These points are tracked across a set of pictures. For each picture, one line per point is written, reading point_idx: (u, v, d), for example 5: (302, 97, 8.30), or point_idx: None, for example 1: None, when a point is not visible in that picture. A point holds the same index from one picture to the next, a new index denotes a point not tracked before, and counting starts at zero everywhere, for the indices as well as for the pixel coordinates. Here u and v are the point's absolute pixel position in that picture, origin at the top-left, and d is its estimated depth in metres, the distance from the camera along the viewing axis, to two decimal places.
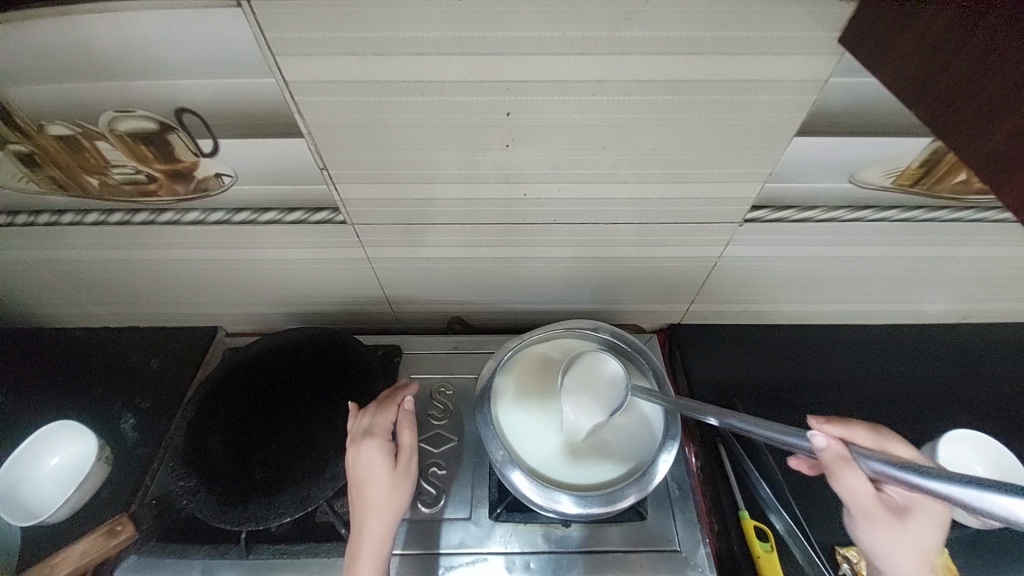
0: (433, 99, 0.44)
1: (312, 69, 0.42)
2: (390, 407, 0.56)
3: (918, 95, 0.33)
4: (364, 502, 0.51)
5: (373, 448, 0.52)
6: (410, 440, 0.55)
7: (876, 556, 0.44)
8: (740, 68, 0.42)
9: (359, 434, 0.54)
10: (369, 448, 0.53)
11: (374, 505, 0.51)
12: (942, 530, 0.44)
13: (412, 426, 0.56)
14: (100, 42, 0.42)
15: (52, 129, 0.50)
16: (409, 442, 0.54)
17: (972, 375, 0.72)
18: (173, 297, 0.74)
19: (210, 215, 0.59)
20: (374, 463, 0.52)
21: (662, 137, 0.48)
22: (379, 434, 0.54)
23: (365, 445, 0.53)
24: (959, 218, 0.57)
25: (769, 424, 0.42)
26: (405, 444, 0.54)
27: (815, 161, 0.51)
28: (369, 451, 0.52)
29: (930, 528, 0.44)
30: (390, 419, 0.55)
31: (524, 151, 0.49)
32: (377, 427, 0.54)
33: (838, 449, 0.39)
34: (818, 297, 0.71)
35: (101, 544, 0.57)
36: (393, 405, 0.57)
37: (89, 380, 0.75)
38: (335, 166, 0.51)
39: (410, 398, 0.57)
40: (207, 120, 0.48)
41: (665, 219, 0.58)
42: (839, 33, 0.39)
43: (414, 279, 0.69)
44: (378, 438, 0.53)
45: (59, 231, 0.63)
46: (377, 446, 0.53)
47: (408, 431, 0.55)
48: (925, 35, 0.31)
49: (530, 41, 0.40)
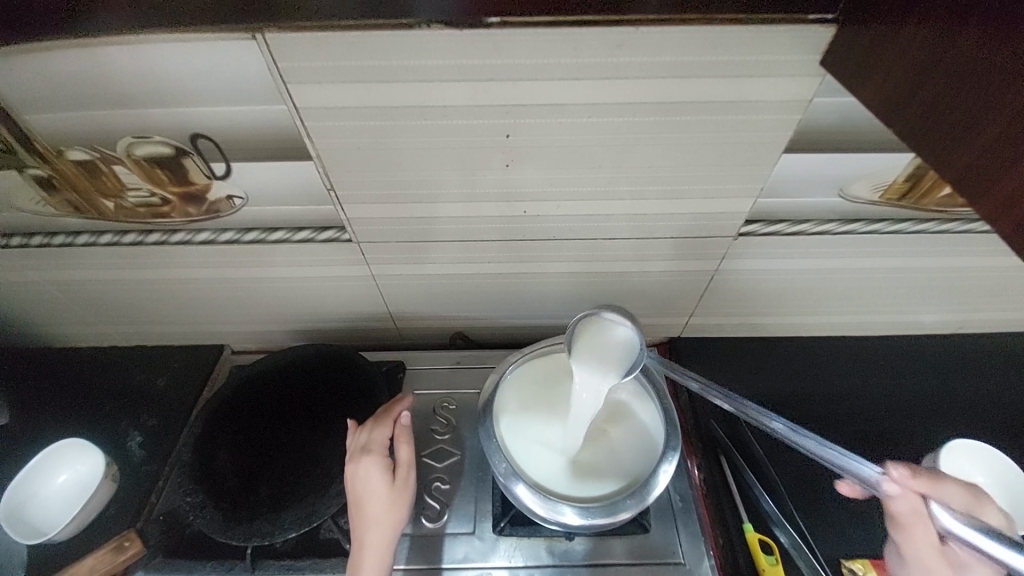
0: (436, 122, 0.46)
1: (321, 96, 0.44)
2: (387, 421, 0.57)
3: (895, 116, 0.34)
4: (364, 517, 0.52)
5: (371, 463, 0.53)
6: (408, 455, 0.56)
7: None
8: (729, 89, 0.44)
9: (357, 450, 0.55)
10: (367, 463, 0.53)
11: (373, 520, 0.52)
12: None
13: (410, 440, 0.57)
14: (121, 73, 0.45)
15: (71, 154, 0.52)
16: (407, 456, 0.55)
17: (971, 385, 0.73)
18: (181, 315, 0.76)
19: (220, 235, 0.61)
20: (372, 479, 0.53)
21: (657, 155, 0.50)
22: (377, 449, 0.55)
23: (364, 461, 0.54)
24: (949, 230, 0.59)
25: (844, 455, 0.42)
26: (403, 459, 0.55)
27: (805, 176, 0.53)
28: (367, 466, 0.53)
29: None
30: (388, 434, 0.56)
31: (523, 170, 0.51)
32: (375, 443, 0.55)
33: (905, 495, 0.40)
34: (815, 309, 0.72)
35: (110, 559, 0.57)
36: (391, 419, 0.58)
37: (97, 398, 0.76)
38: (342, 187, 0.53)
39: (407, 412, 0.58)
40: (221, 144, 0.50)
41: (662, 234, 0.59)
42: (820, 56, 0.41)
43: (418, 295, 0.70)
44: (376, 454, 0.54)
45: (73, 251, 0.65)
46: (375, 461, 0.54)
47: (406, 446, 0.56)
48: (900, 59, 0.33)
49: (528, 67, 0.42)
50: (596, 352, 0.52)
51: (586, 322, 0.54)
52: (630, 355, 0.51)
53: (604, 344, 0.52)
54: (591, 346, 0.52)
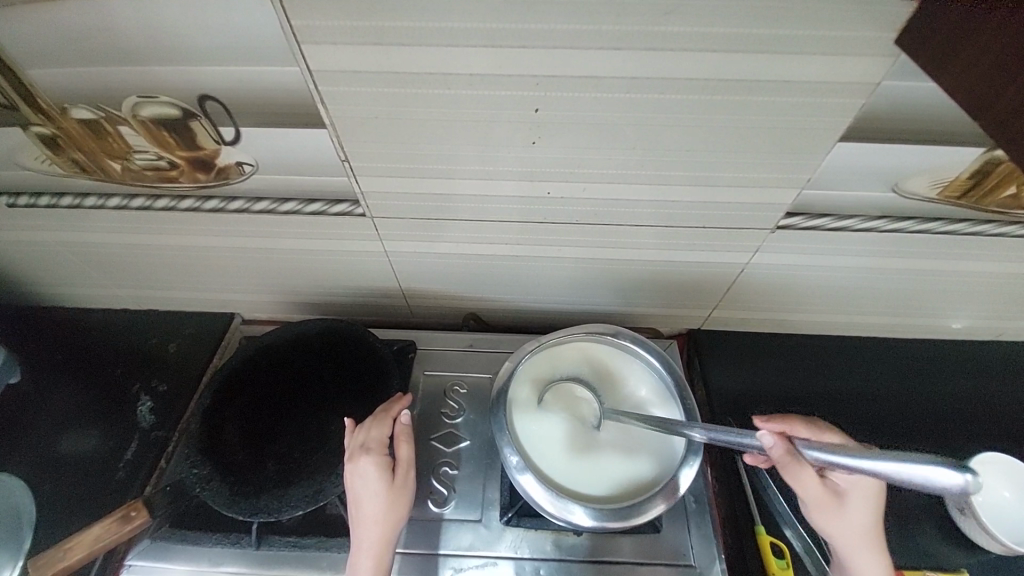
0: (460, 92, 0.43)
1: (337, 59, 0.41)
2: (385, 420, 0.55)
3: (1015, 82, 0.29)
4: (362, 517, 0.51)
5: (371, 464, 0.52)
6: (409, 454, 0.54)
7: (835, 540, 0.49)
8: (784, 68, 0.40)
9: (355, 449, 0.53)
10: (366, 464, 0.52)
11: (373, 520, 0.50)
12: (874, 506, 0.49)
13: (411, 440, 0.55)
14: (129, 26, 0.42)
15: (75, 112, 0.49)
16: (407, 456, 0.54)
17: (1001, 395, 0.70)
18: (192, 282, 0.74)
19: (230, 203, 0.58)
20: (371, 479, 0.51)
21: (695, 138, 0.46)
22: (376, 449, 0.53)
23: (363, 461, 0.52)
24: (1005, 234, 0.54)
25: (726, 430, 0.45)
26: (403, 458, 0.54)
27: (856, 168, 0.48)
28: (366, 466, 0.52)
29: (864, 507, 0.49)
30: (386, 434, 0.54)
31: (550, 149, 0.48)
32: (373, 441, 0.53)
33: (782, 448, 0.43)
34: (845, 308, 0.69)
35: (117, 529, 0.55)
36: (390, 418, 0.56)
37: (109, 363, 0.76)
38: (357, 158, 0.50)
39: (407, 412, 0.56)
40: (228, 107, 0.47)
41: (692, 222, 0.56)
42: (896, 35, 0.37)
43: (431, 273, 0.67)
44: (375, 454, 0.52)
45: (81, 213, 0.63)
46: (375, 461, 0.52)
47: (406, 445, 0.54)
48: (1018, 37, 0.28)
49: (563, 34, 0.38)
50: (575, 412, 0.56)
51: (570, 397, 0.56)
52: (593, 419, 0.56)
53: (579, 412, 0.56)
54: (576, 413, 0.56)
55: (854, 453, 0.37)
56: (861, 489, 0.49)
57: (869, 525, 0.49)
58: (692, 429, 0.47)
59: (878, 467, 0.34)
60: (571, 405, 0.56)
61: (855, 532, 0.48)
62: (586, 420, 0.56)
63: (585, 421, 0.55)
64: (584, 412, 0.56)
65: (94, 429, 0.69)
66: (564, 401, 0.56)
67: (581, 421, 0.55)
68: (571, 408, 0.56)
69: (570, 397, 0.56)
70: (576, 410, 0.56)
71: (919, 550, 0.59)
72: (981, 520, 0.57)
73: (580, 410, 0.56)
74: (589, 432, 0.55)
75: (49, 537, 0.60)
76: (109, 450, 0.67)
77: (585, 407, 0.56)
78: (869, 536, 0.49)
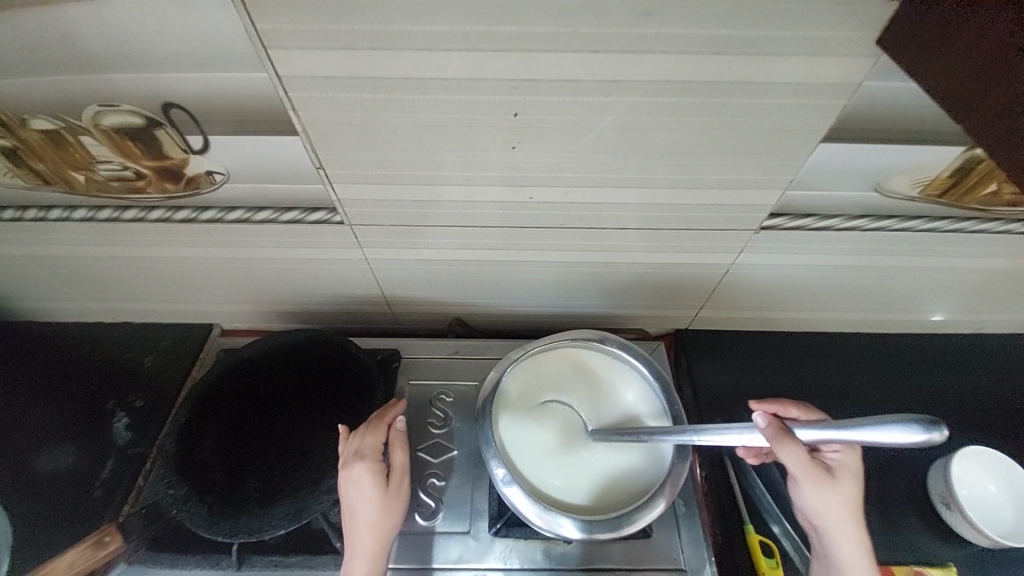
0: (437, 97, 0.42)
1: (306, 63, 0.39)
2: (380, 426, 0.54)
3: (1004, 78, 0.28)
4: (356, 524, 0.49)
5: (364, 472, 0.50)
6: (403, 461, 0.52)
7: (819, 517, 0.47)
8: (766, 68, 0.39)
9: (349, 456, 0.51)
10: (360, 471, 0.50)
11: (366, 529, 0.49)
12: (858, 479, 0.48)
13: (405, 446, 0.53)
14: (86, 31, 0.40)
15: (34, 123, 0.47)
16: (401, 463, 0.52)
17: (982, 387, 0.70)
18: (166, 294, 0.72)
19: (202, 213, 0.56)
20: (365, 487, 0.50)
21: (678, 141, 0.45)
22: (370, 455, 0.51)
23: (357, 468, 0.50)
24: (985, 230, 0.55)
25: (723, 430, 0.43)
26: (397, 465, 0.52)
27: (838, 167, 0.48)
28: (360, 473, 0.50)
29: (848, 478, 0.48)
30: (380, 440, 0.53)
31: (531, 153, 0.47)
32: (367, 448, 0.52)
33: (774, 429, 0.42)
34: (829, 305, 0.69)
35: (89, 554, 0.55)
36: (384, 424, 0.54)
37: (81, 378, 0.73)
38: (332, 165, 0.49)
39: (402, 418, 0.55)
40: (195, 115, 0.45)
41: (676, 225, 0.55)
42: (878, 33, 0.36)
43: (413, 280, 0.66)
44: (370, 461, 0.51)
45: (46, 226, 0.60)
46: (369, 468, 0.50)
47: (400, 452, 0.53)
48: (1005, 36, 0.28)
49: (541, 37, 0.37)
50: (562, 424, 0.55)
51: (558, 409, 0.56)
52: (580, 431, 0.55)
53: (566, 423, 0.55)
54: (563, 425, 0.55)
55: (833, 425, 0.37)
56: (848, 464, 0.48)
57: (854, 499, 0.47)
58: (673, 435, 0.46)
59: (850, 434, 0.35)
60: (559, 416, 0.55)
61: (842, 506, 0.47)
62: (573, 432, 0.55)
63: (572, 432, 0.55)
64: (570, 424, 0.55)
65: (67, 447, 0.67)
66: (552, 413, 0.55)
67: (568, 432, 0.55)
68: (559, 419, 0.55)
69: (558, 408, 0.56)
70: (564, 421, 0.55)
71: (907, 545, 0.59)
72: (966, 513, 0.57)
73: (567, 421, 0.55)
74: (576, 443, 0.54)
75: (21, 563, 0.58)
76: (84, 468, 0.65)
77: (572, 418, 0.56)
78: (856, 512, 0.47)
